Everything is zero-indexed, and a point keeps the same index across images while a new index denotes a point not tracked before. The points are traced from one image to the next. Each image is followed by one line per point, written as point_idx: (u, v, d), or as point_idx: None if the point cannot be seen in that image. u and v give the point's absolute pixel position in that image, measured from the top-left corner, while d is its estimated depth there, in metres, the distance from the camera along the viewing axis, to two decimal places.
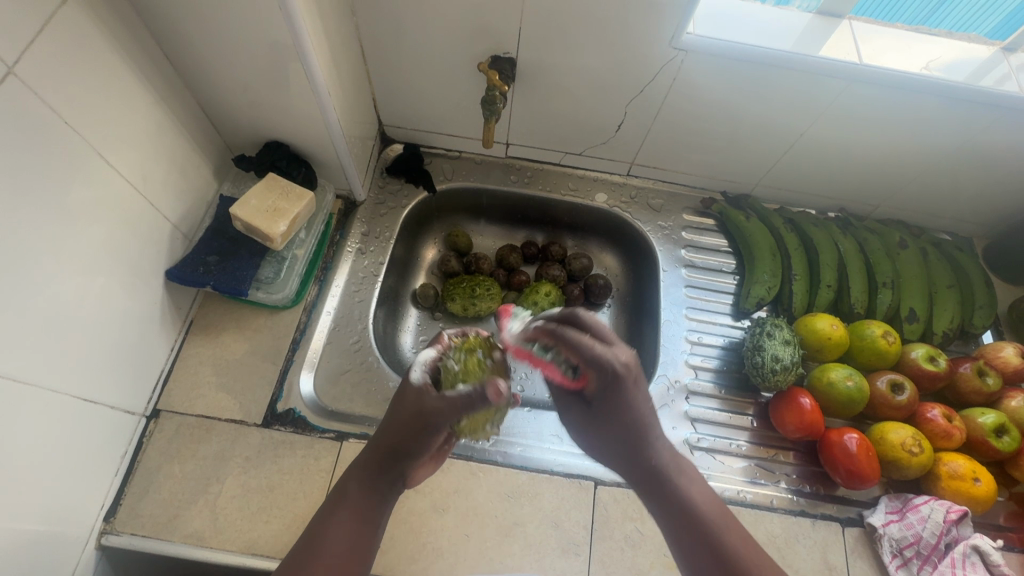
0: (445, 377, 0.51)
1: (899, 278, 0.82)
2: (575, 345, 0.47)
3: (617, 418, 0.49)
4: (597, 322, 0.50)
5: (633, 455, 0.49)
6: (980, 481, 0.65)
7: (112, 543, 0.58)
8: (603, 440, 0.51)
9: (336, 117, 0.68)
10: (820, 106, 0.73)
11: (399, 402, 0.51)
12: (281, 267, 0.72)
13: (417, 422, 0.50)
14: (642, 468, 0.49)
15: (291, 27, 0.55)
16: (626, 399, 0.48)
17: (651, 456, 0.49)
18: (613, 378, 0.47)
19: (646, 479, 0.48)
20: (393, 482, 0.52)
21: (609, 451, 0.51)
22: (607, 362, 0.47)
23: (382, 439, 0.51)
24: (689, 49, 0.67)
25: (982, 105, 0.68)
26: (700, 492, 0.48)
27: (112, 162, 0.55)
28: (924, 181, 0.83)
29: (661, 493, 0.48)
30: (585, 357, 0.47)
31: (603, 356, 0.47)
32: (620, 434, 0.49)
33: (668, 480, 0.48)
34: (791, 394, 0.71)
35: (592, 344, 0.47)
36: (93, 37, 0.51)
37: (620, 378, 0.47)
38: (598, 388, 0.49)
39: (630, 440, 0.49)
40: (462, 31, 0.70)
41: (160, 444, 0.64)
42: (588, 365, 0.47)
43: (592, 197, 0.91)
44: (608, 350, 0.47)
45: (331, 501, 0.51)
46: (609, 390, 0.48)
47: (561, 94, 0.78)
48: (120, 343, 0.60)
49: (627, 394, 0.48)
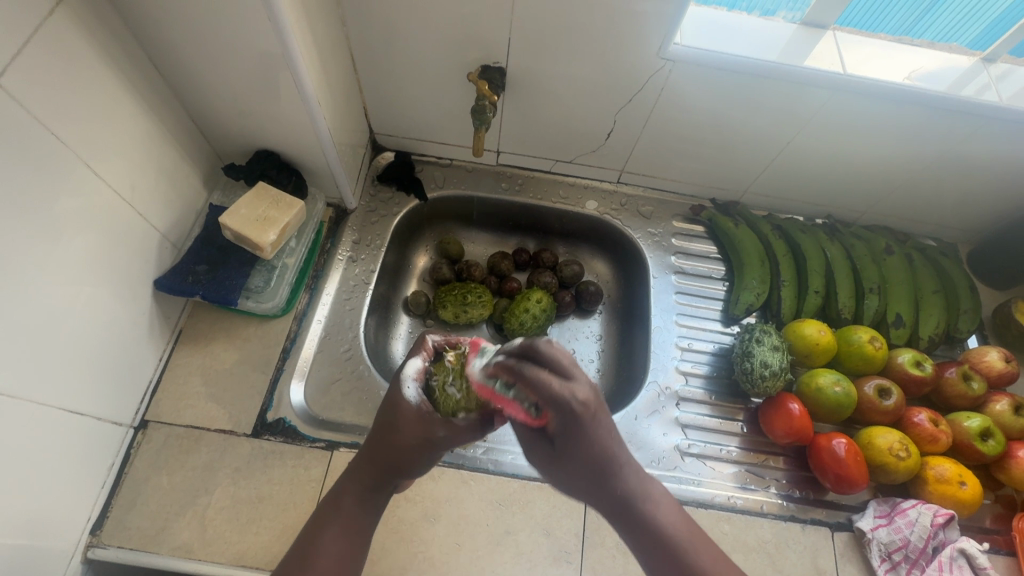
0: (446, 403, 0.48)
1: (885, 283, 0.83)
2: (537, 387, 0.40)
3: (584, 453, 0.43)
4: (560, 355, 0.42)
5: (601, 487, 0.44)
6: (966, 485, 0.66)
7: (98, 556, 0.58)
8: (570, 478, 0.45)
9: (326, 126, 0.68)
10: (806, 115, 0.74)
11: (392, 418, 0.50)
12: (271, 276, 0.72)
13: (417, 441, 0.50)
14: (611, 499, 0.44)
15: (280, 38, 0.55)
16: (589, 436, 0.42)
17: (621, 485, 0.44)
18: (573, 418, 0.41)
19: (617, 510, 0.44)
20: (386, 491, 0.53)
21: (579, 487, 0.45)
22: (565, 403, 0.40)
23: (375, 454, 0.51)
24: (676, 59, 0.68)
25: (964, 114, 0.70)
26: (672, 516, 0.45)
27: (100, 172, 0.55)
28: (908, 188, 0.84)
29: (635, 526, 0.44)
30: (543, 397, 0.40)
31: (562, 394, 0.40)
32: (587, 470, 0.44)
33: (639, 511, 0.44)
34: (780, 400, 0.72)
35: (549, 382, 0.40)
36: (81, 48, 0.51)
37: (580, 416, 0.41)
38: (559, 428, 0.42)
39: (599, 473, 0.43)
40: (452, 41, 0.71)
41: (148, 455, 0.63)
42: (547, 406, 0.41)
43: (583, 204, 0.91)
44: (564, 385, 0.40)
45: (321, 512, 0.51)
46: (572, 426, 0.42)
47: (551, 102, 0.78)
48: (108, 353, 0.59)
49: (590, 429, 0.42)
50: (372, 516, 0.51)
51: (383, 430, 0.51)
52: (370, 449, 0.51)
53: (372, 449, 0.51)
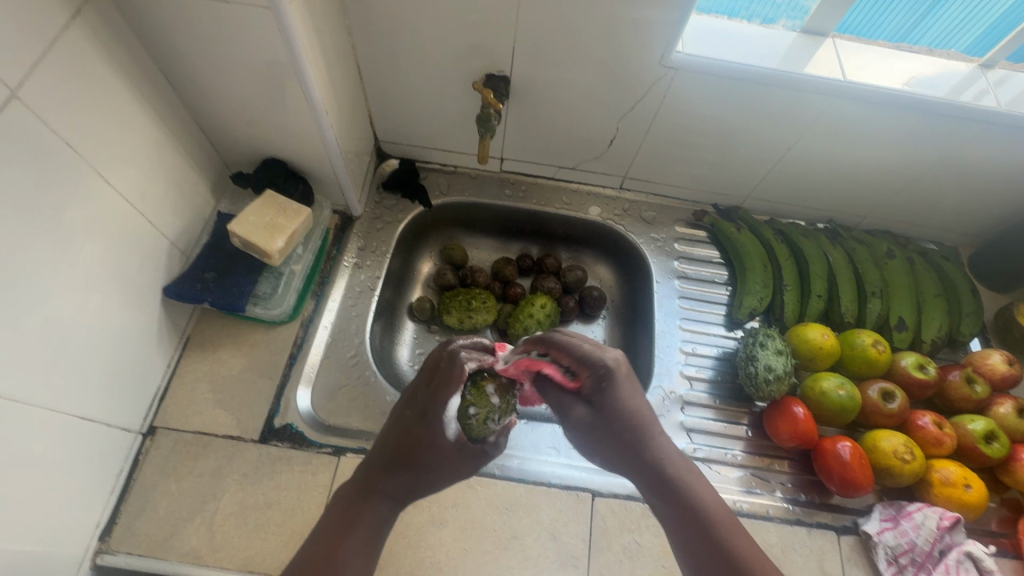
0: (479, 435, 0.57)
1: (888, 287, 0.83)
2: (567, 347, 0.54)
3: (615, 411, 0.52)
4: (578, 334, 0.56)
5: (642, 457, 0.51)
6: (971, 488, 0.66)
7: (107, 563, 0.58)
8: (605, 440, 0.53)
9: (332, 134, 0.69)
10: (807, 121, 0.75)
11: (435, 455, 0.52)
12: (278, 282, 0.72)
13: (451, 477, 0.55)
14: (650, 469, 0.50)
15: (289, 47, 0.56)
16: (618, 394, 0.52)
17: (659, 457, 0.50)
18: (605, 373, 0.52)
19: (653, 479, 0.50)
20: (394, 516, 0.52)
21: (620, 458, 0.52)
22: (596, 359, 0.52)
23: (405, 485, 0.51)
24: (678, 67, 0.69)
25: (963, 119, 0.70)
26: (710, 495, 0.49)
27: (110, 180, 0.56)
28: (909, 193, 0.85)
29: (669, 494, 0.49)
30: (575, 355, 0.53)
31: (591, 352, 0.53)
32: (622, 431, 0.52)
33: (674, 483, 0.49)
34: (785, 404, 0.72)
35: (581, 344, 0.54)
36: (95, 59, 0.52)
37: (611, 375, 0.52)
38: (593, 387, 0.53)
39: (637, 440, 0.51)
40: (456, 49, 0.72)
41: (156, 461, 0.63)
42: (579, 365, 0.53)
43: (586, 210, 0.92)
44: (592, 348, 0.53)
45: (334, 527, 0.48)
46: (604, 386, 0.52)
47: (554, 110, 0.79)
48: (117, 360, 0.60)
49: (621, 389, 0.52)
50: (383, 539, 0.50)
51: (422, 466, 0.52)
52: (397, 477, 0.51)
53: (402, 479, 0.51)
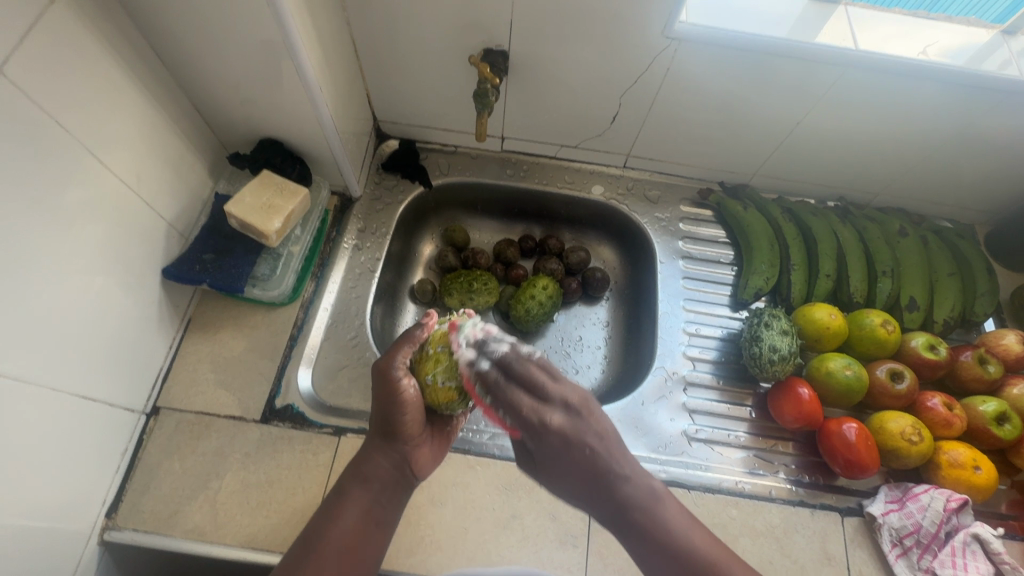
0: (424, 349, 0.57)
1: (899, 266, 0.81)
2: (512, 404, 0.50)
3: (563, 465, 0.49)
4: (537, 374, 0.51)
5: (597, 494, 0.48)
6: (980, 470, 0.65)
7: (114, 539, 0.59)
8: (557, 484, 0.50)
9: (328, 113, 0.68)
10: (817, 94, 0.72)
11: (379, 404, 0.52)
12: (277, 263, 0.72)
13: (416, 406, 0.53)
14: (607, 509, 0.48)
15: (280, 23, 0.55)
16: (564, 454, 0.48)
17: (612, 501, 0.48)
18: (546, 438, 0.49)
19: (612, 517, 0.48)
20: (398, 491, 0.52)
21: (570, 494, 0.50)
22: (536, 420, 0.49)
23: (376, 453, 0.52)
24: (683, 38, 0.66)
25: (983, 89, 0.67)
26: (669, 512, 0.48)
27: (106, 161, 0.56)
28: (924, 168, 0.82)
29: (622, 525, 0.48)
30: (518, 414, 0.50)
31: (534, 414, 0.49)
32: (575, 481, 0.49)
33: (634, 518, 0.47)
34: (790, 384, 0.71)
35: (523, 399, 0.50)
36: (85, 38, 0.51)
37: (554, 434, 0.49)
38: (539, 441, 0.49)
39: (584, 484, 0.48)
40: (454, 24, 0.70)
41: (161, 440, 0.64)
42: (522, 423, 0.50)
43: (589, 189, 0.91)
44: (537, 406, 0.49)
45: (318, 522, 0.48)
46: (546, 444, 0.49)
47: (555, 86, 0.77)
48: (119, 341, 0.60)
49: (570, 441, 0.48)
50: (385, 517, 0.50)
51: (381, 423, 0.52)
52: (369, 450, 0.52)
53: (373, 447, 0.52)
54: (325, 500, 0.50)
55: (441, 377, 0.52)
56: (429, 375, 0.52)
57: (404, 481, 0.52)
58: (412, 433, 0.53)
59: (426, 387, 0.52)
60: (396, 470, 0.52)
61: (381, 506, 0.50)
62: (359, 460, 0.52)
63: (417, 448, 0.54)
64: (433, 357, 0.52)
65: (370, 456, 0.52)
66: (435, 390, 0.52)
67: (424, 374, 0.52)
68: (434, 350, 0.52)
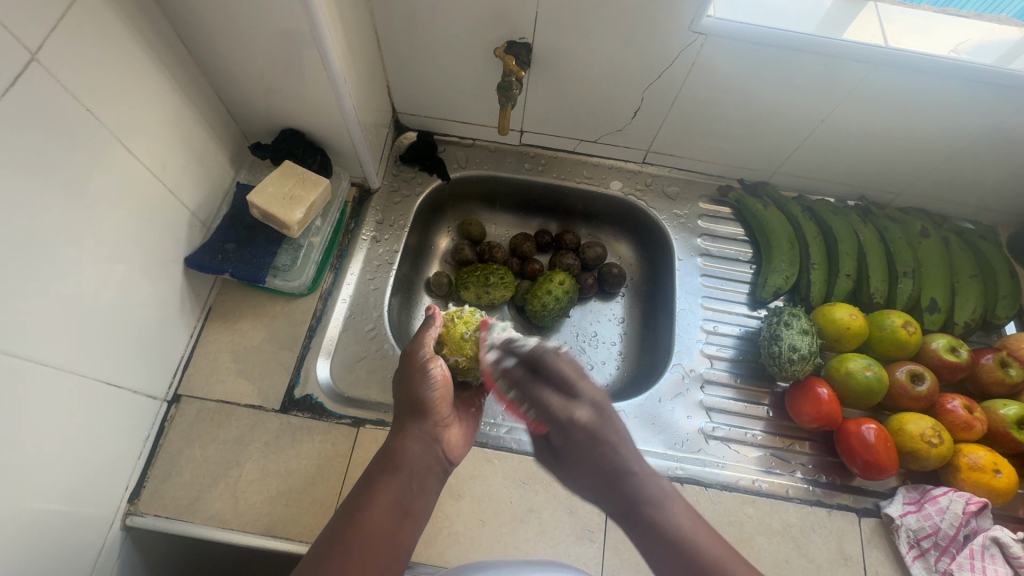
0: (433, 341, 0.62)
1: (920, 267, 0.81)
2: (544, 394, 0.55)
3: (582, 458, 0.52)
4: (566, 372, 0.55)
5: (613, 486, 0.49)
6: (1000, 473, 0.64)
7: (136, 524, 0.60)
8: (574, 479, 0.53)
9: (351, 103, 0.67)
10: (844, 91, 0.71)
11: (407, 388, 0.55)
12: (297, 254, 0.72)
13: (445, 386, 0.55)
14: (617, 505, 0.50)
15: (307, 12, 0.55)
16: (585, 448, 0.51)
17: (626, 493, 0.49)
18: (569, 432, 0.52)
19: (624, 509, 0.49)
20: (429, 478, 0.51)
21: (586, 489, 0.52)
22: (559, 416, 0.53)
23: (409, 436, 0.52)
24: (709, 33, 0.66)
25: (1012, 88, 0.66)
26: (679, 515, 0.47)
27: (131, 149, 0.56)
28: (947, 169, 0.81)
29: (633, 519, 0.48)
30: (544, 409, 0.54)
31: (561, 411, 0.53)
32: (590, 475, 0.51)
33: (646, 510, 0.47)
34: (809, 384, 0.71)
35: (548, 398, 0.54)
36: (113, 26, 0.51)
37: (579, 431, 0.52)
38: (568, 431, 0.53)
39: (598, 477, 0.50)
40: (477, 16, 0.69)
41: (181, 428, 0.65)
42: (547, 420, 0.54)
43: (607, 185, 0.90)
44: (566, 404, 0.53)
45: (346, 510, 0.47)
46: (568, 437, 0.53)
47: (577, 80, 0.76)
48: (142, 329, 0.61)
49: (594, 430, 0.52)
50: (414, 506, 0.49)
51: (409, 406, 0.54)
52: (400, 435, 0.52)
53: (405, 430, 0.52)
54: (355, 488, 0.49)
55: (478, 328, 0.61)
56: (467, 331, 0.60)
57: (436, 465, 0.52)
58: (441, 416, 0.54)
59: (472, 338, 0.60)
60: (427, 455, 0.52)
61: (412, 493, 0.49)
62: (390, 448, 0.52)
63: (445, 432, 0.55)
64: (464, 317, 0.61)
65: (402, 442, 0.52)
66: (479, 339, 0.61)
67: (462, 332, 0.60)
68: (460, 314, 0.62)
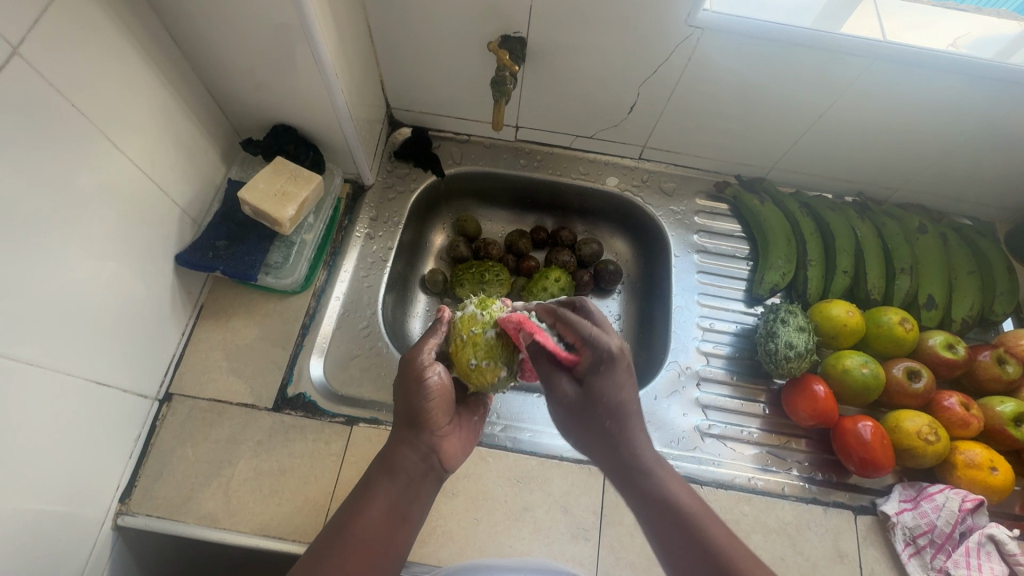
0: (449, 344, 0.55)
1: (918, 263, 0.80)
2: (574, 322, 0.51)
3: (604, 394, 0.50)
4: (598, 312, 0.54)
5: (620, 437, 0.50)
6: (997, 470, 0.64)
7: (128, 524, 0.59)
8: (587, 424, 0.51)
9: (343, 99, 0.67)
10: (841, 86, 0.70)
11: (404, 394, 0.52)
12: (289, 252, 0.71)
13: (444, 394, 0.52)
14: (620, 458, 0.50)
15: (297, 6, 0.54)
16: (612, 383, 0.50)
17: (633, 447, 0.50)
18: (604, 360, 0.50)
19: (625, 465, 0.50)
20: (427, 484, 0.50)
21: (592, 440, 0.52)
22: (600, 341, 0.50)
23: (406, 444, 0.50)
24: (706, 27, 0.65)
25: (1011, 83, 0.66)
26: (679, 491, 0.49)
27: (120, 145, 0.55)
28: (944, 165, 0.81)
29: (635, 473, 0.50)
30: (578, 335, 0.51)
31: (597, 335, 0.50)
32: (606, 418, 0.50)
33: (646, 472, 0.50)
34: (805, 381, 0.70)
35: (589, 325, 0.50)
36: (99, 19, 0.50)
37: (611, 360, 0.50)
38: (591, 366, 0.50)
39: (614, 425, 0.50)
40: (471, 10, 0.68)
41: (173, 428, 0.64)
42: (583, 346, 0.50)
43: (603, 181, 0.89)
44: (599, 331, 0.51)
45: (344, 513, 0.47)
46: (599, 368, 0.50)
47: (572, 75, 0.76)
48: (133, 328, 0.60)
49: (617, 376, 0.50)
50: (411, 513, 0.48)
51: (407, 413, 0.51)
52: (397, 441, 0.50)
53: (400, 437, 0.51)
54: (353, 492, 0.49)
55: (485, 359, 0.51)
56: (472, 360, 0.51)
57: (434, 473, 0.51)
58: (439, 423, 0.51)
59: (475, 371, 0.51)
60: (424, 463, 0.50)
61: (408, 500, 0.48)
62: (387, 452, 0.50)
63: (445, 439, 0.52)
64: (474, 342, 0.51)
65: (398, 448, 0.50)
66: (481, 372, 0.51)
67: (466, 359, 0.52)
68: (471, 335, 0.52)
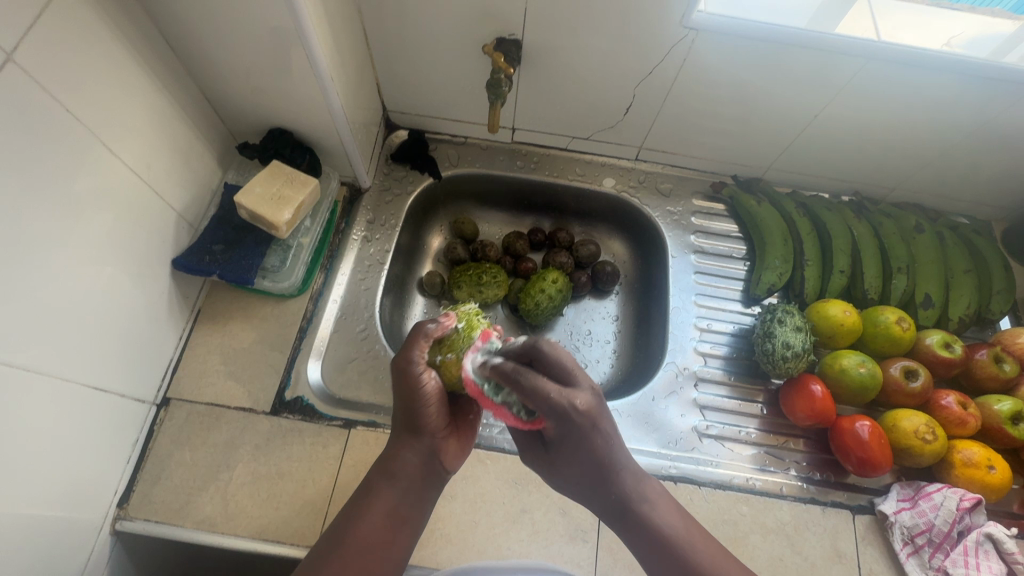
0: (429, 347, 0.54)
1: (914, 262, 0.80)
2: (537, 392, 0.43)
3: (573, 455, 0.47)
4: (565, 358, 0.46)
5: (604, 484, 0.47)
6: (995, 469, 0.64)
7: (126, 528, 0.59)
8: (567, 474, 0.49)
9: (338, 102, 0.67)
10: (835, 86, 0.70)
11: (401, 399, 0.51)
12: (286, 255, 0.72)
13: (439, 398, 0.51)
14: (607, 501, 0.48)
15: (291, 10, 0.54)
16: (585, 443, 0.45)
17: (619, 493, 0.47)
18: (573, 425, 0.44)
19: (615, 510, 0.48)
20: (427, 488, 0.51)
21: (575, 489, 0.50)
22: (561, 406, 0.43)
23: (406, 449, 0.50)
24: (700, 28, 0.65)
25: (1006, 82, 0.66)
26: (671, 521, 0.48)
27: (116, 151, 0.55)
28: (939, 164, 0.81)
29: (625, 517, 0.48)
30: (546, 402, 0.43)
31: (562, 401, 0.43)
32: (586, 473, 0.47)
33: (635, 513, 0.47)
34: (803, 382, 0.70)
35: (548, 389, 0.43)
36: (94, 25, 0.50)
37: (583, 421, 0.44)
38: (560, 431, 0.45)
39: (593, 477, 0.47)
40: (466, 12, 0.68)
41: (171, 432, 0.64)
42: (550, 414, 0.44)
43: (600, 182, 0.90)
44: (563, 391, 0.44)
45: (345, 516, 0.48)
46: (572, 430, 0.45)
47: (568, 77, 0.76)
48: (130, 332, 0.60)
49: (588, 436, 0.44)
50: (411, 514, 0.49)
51: (406, 419, 0.51)
52: (396, 446, 0.51)
53: (400, 442, 0.51)
54: (354, 495, 0.50)
55: (451, 353, 0.51)
56: (439, 355, 0.51)
57: (435, 476, 0.51)
58: (438, 428, 0.51)
59: (440, 367, 0.51)
60: (425, 466, 0.50)
61: (410, 503, 0.49)
62: (387, 457, 0.50)
63: (445, 442, 0.52)
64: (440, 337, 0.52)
65: (398, 454, 0.50)
66: (448, 366, 0.51)
67: (433, 355, 0.51)
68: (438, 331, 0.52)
